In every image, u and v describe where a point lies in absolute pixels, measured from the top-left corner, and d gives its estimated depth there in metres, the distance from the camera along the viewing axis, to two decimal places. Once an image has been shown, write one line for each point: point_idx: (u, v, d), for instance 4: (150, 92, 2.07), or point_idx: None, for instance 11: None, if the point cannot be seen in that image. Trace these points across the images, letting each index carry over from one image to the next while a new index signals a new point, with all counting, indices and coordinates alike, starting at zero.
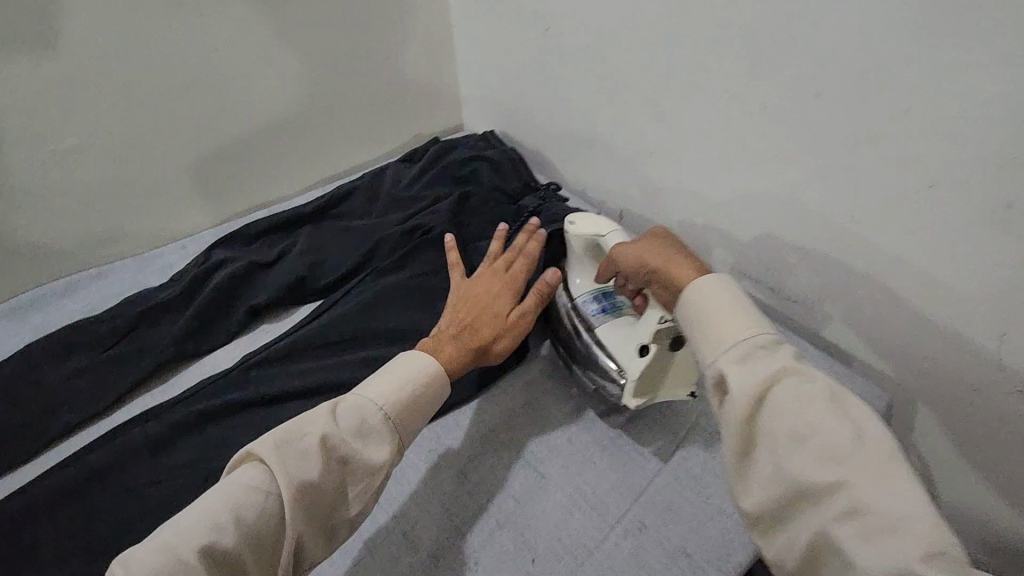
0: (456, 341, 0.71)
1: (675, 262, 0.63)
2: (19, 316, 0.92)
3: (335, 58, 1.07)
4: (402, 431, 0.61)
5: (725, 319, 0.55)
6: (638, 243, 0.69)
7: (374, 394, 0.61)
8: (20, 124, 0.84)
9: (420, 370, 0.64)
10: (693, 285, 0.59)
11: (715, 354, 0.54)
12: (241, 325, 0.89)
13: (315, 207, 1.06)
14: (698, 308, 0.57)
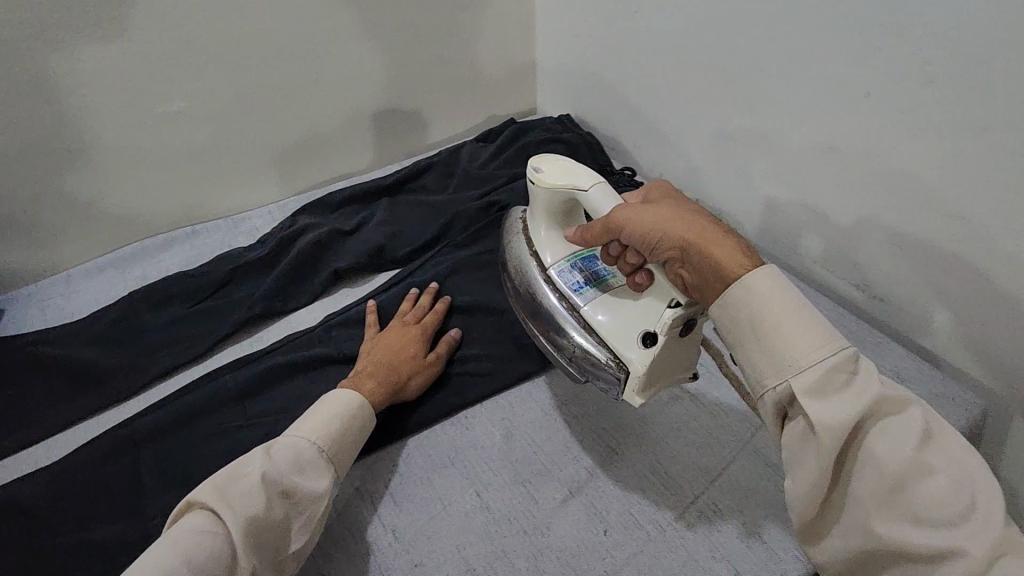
0: (377, 376, 0.72)
1: (715, 241, 0.53)
2: (122, 266, 0.97)
3: (421, 35, 1.10)
4: (336, 463, 0.62)
5: (795, 332, 0.48)
6: (655, 209, 0.58)
7: (307, 429, 0.62)
8: (136, 87, 0.89)
9: (346, 408, 0.65)
10: (757, 277, 0.50)
11: (779, 375, 0.48)
12: (325, 287, 0.93)
13: (395, 180, 1.09)
14: (759, 312, 0.49)
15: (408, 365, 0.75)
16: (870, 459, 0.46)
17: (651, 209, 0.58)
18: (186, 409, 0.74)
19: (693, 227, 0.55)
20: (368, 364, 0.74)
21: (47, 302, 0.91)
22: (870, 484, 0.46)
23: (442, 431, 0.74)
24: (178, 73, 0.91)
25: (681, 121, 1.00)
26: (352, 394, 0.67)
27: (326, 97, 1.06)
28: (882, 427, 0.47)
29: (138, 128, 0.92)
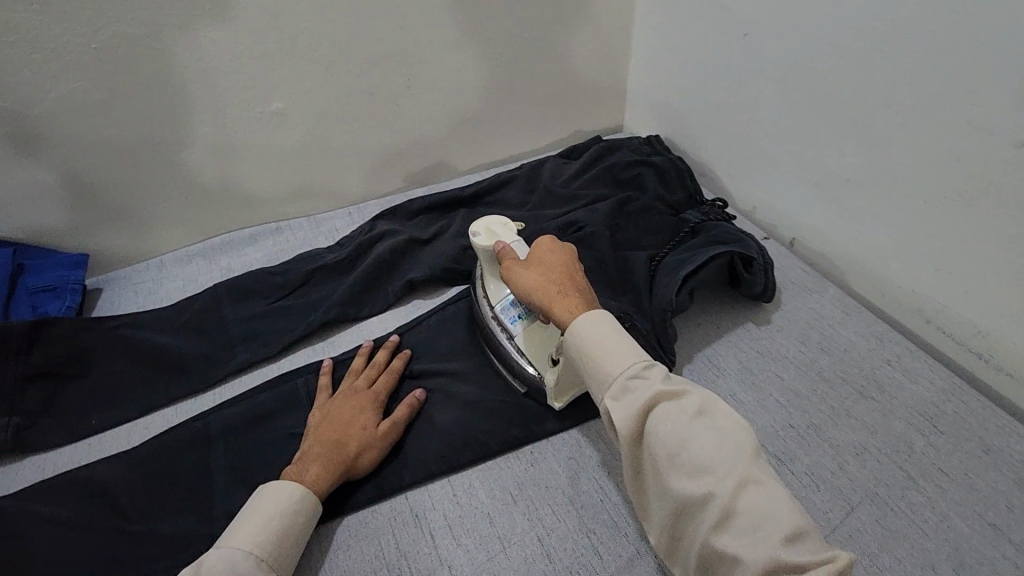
0: (322, 458, 0.66)
1: (558, 304, 0.66)
2: (210, 257, 1.00)
3: (517, 47, 1.09)
4: (279, 568, 0.57)
5: (607, 358, 0.59)
6: (529, 273, 0.71)
7: (238, 542, 0.56)
8: (243, 86, 0.91)
9: (294, 503, 0.60)
10: (574, 325, 0.62)
11: (601, 394, 0.59)
12: (398, 295, 0.92)
13: (474, 191, 1.08)
14: (582, 351, 0.61)
15: (360, 440, 0.68)
16: (659, 440, 0.54)
17: (523, 277, 0.71)
18: (260, 409, 0.76)
19: (548, 292, 0.67)
20: (315, 443, 0.67)
21: (141, 285, 0.96)
22: (658, 456, 0.54)
23: (508, 464, 0.71)
24: (283, 73, 0.93)
25: (785, 153, 0.94)
26: (292, 488, 0.61)
27: (418, 104, 1.06)
28: (662, 410, 0.55)
29: (239, 124, 0.94)
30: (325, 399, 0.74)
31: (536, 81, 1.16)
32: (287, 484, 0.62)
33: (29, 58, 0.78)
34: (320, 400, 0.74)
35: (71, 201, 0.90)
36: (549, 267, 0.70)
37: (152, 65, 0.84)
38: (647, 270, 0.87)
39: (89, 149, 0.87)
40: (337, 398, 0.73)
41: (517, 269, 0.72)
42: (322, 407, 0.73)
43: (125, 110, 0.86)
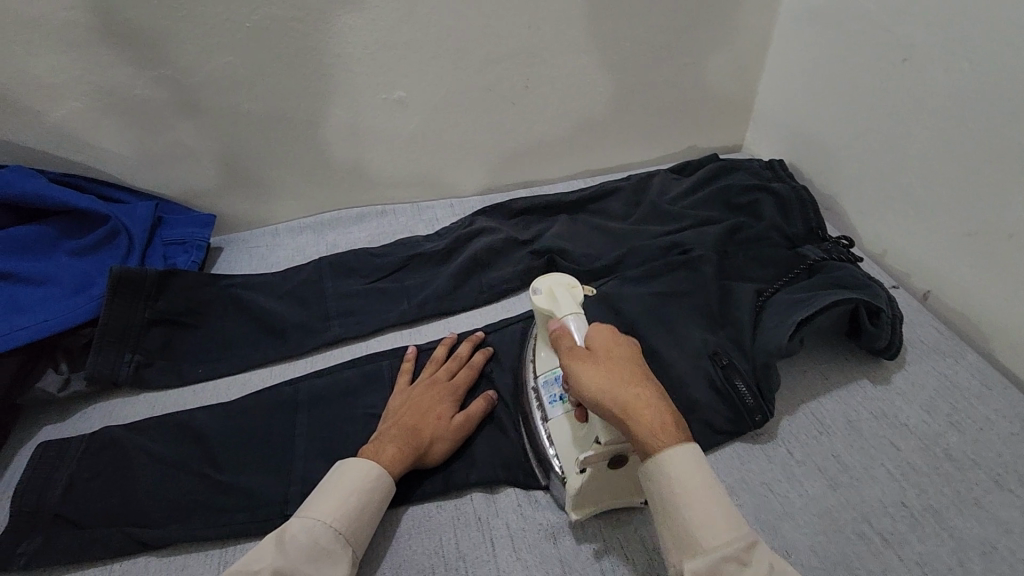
0: (399, 441, 0.66)
1: (641, 435, 0.55)
2: (318, 231, 1.06)
3: (643, 54, 1.06)
4: (356, 543, 0.58)
5: (702, 525, 0.51)
6: (600, 382, 0.58)
7: (319, 512, 0.57)
8: (375, 73, 0.95)
9: (374, 482, 0.61)
10: (666, 471, 0.53)
11: (680, 556, 0.52)
12: (489, 293, 0.93)
13: (577, 197, 1.06)
14: (670, 495, 0.53)
15: (435, 429, 0.68)
16: None
17: (587, 369, 0.59)
18: (345, 384, 0.78)
19: (623, 397, 0.56)
20: (393, 426, 0.68)
21: (256, 250, 1.03)
22: None
23: None
24: (412, 64, 0.95)
25: (935, 197, 0.84)
26: (372, 466, 0.62)
27: (534, 105, 1.06)
28: None
29: (364, 108, 0.98)
30: (407, 387, 0.75)
31: (658, 92, 1.12)
32: (370, 463, 0.62)
33: (193, 31, 0.84)
34: (400, 387, 0.75)
35: (208, 165, 0.97)
36: (618, 365, 0.59)
37: (295, 46, 0.89)
38: (753, 305, 0.81)
39: (229, 119, 0.93)
40: (417, 389, 0.73)
41: (576, 357, 0.61)
42: (403, 394, 0.73)
43: (266, 86, 0.92)
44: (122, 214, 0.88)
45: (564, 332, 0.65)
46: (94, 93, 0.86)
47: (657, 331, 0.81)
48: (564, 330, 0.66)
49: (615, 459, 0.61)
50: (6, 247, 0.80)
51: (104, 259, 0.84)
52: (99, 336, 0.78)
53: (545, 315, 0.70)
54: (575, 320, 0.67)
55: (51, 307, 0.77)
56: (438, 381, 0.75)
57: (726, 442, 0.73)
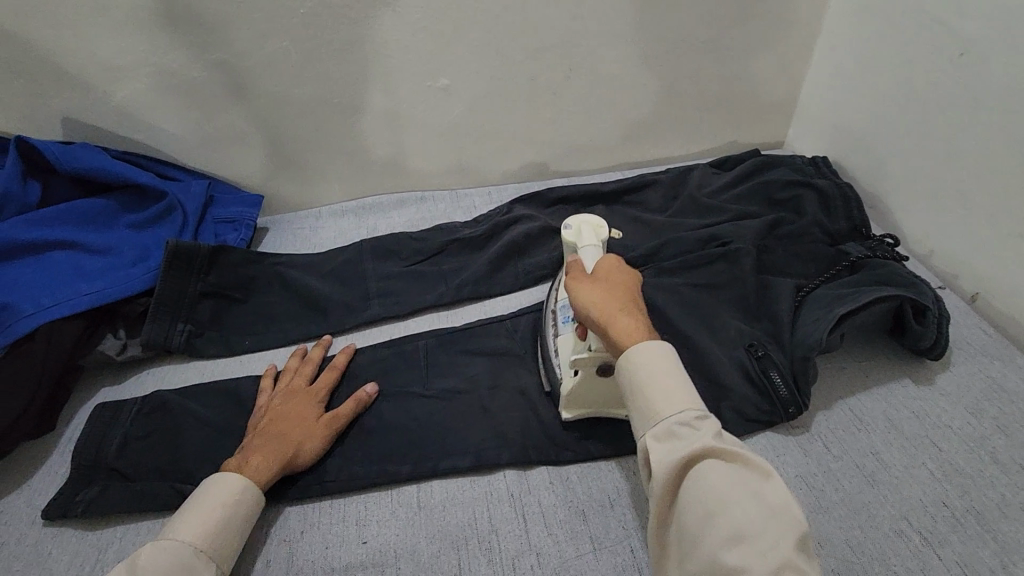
0: (264, 449, 0.66)
1: (618, 331, 0.60)
2: (359, 214, 1.09)
3: (686, 47, 1.05)
4: (220, 559, 0.58)
5: (659, 397, 0.56)
6: (592, 289, 0.64)
7: (176, 534, 0.57)
8: (421, 60, 0.96)
9: (236, 497, 0.61)
10: (632, 355, 0.58)
11: (643, 430, 0.56)
12: (524, 279, 0.94)
13: (615, 188, 1.06)
14: (635, 381, 0.58)
15: (304, 432, 0.68)
16: (696, 485, 0.50)
17: (582, 285, 0.65)
18: (383, 361, 0.80)
19: (607, 306, 0.62)
20: (259, 435, 0.67)
21: (299, 231, 1.06)
22: (694, 518, 0.49)
23: (611, 468, 0.70)
24: (457, 52, 0.97)
25: (990, 196, 0.82)
26: (237, 477, 0.62)
27: (576, 95, 1.06)
28: (709, 467, 0.50)
29: (409, 95, 1.00)
30: (270, 398, 0.74)
31: (702, 85, 1.11)
32: (234, 477, 0.62)
33: (250, 16, 0.87)
34: (266, 398, 0.74)
35: (257, 147, 1.01)
36: (610, 283, 0.65)
37: (346, 32, 0.91)
38: (792, 300, 0.80)
39: (280, 103, 0.96)
40: (281, 397, 0.73)
41: (579, 276, 0.67)
42: (266, 405, 0.72)
43: (316, 70, 0.94)
44: (177, 191, 0.92)
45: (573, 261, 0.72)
46: (155, 75, 0.90)
47: (693, 321, 0.81)
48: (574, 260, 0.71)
49: (604, 367, 0.68)
50: (71, 218, 0.84)
51: (160, 232, 0.88)
52: (154, 306, 0.82)
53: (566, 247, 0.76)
54: (593, 251, 0.72)
55: (112, 276, 0.81)
56: (302, 389, 0.74)
57: (761, 434, 0.73)
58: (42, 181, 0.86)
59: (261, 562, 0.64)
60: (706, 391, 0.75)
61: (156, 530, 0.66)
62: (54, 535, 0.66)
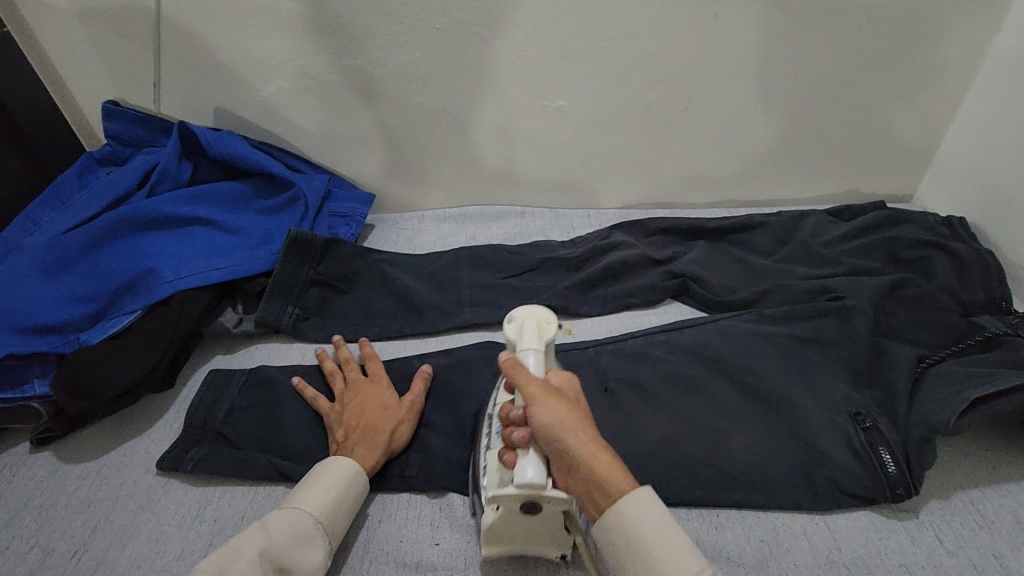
0: (362, 441, 0.69)
1: (603, 470, 0.56)
2: (459, 221, 1.12)
3: (816, 88, 1.01)
4: (333, 534, 0.62)
5: (662, 554, 0.53)
6: (563, 417, 0.58)
7: (301, 501, 0.62)
8: (541, 80, 0.98)
9: (349, 479, 0.65)
10: (626, 509, 0.55)
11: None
12: (615, 305, 0.93)
13: (720, 225, 1.03)
14: (631, 536, 0.54)
15: (389, 418, 0.72)
16: None
17: (556, 409, 0.59)
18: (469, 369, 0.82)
19: (590, 442, 0.57)
20: (350, 432, 0.70)
21: (403, 231, 1.11)
22: None
23: (690, 517, 0.68)
24: (578, 74, 0.98)
25: None
26: (346, 462, 0.66)
27: (692, 127, 1.05)
28: None
29: (525, 114, 1.02)
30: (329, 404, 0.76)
31: (827, 128, 1.06)
32: (346, 463, 0.66)
33: (389, 28, 0.93)
34: (324, 406, 0.76)
35: (376, 149, 1.07)
36: (581, 415, 0.60)
37: (477, 49, 0.95)
38: (911, 370, 0.74)
39: (405, 110, 1.01)
40: (343, 397, 0.75)
41: (544, 394, 0.60)
42: (331, 408, 0.75)
43: (441, 83, 0.99)
44: (303, 182, 0.99)
45: (516, 367, 0.62)
46: (298, 75, 0.97)
47: (793, 378, 0.77)
48: (516, 363, 0.62)
49: (532, 504, 0.60)
50: (212, 198, 0.93)
51: (284, 219, 0.96)
52: (270, 287, 0.88)
53: (509, 344, 0.68)
54: (535, 358, 0.65)
55: (240, 254, 0.88)
56: (359, 381, 0.77)
57: (860, 510, 0.68)
58: (193, 162, 0.96)
59: (340, 546, 0.67)
60: (802, 454, 0.70)
61: (252, 496, 0.71)
62: (163, 484, 0.72)
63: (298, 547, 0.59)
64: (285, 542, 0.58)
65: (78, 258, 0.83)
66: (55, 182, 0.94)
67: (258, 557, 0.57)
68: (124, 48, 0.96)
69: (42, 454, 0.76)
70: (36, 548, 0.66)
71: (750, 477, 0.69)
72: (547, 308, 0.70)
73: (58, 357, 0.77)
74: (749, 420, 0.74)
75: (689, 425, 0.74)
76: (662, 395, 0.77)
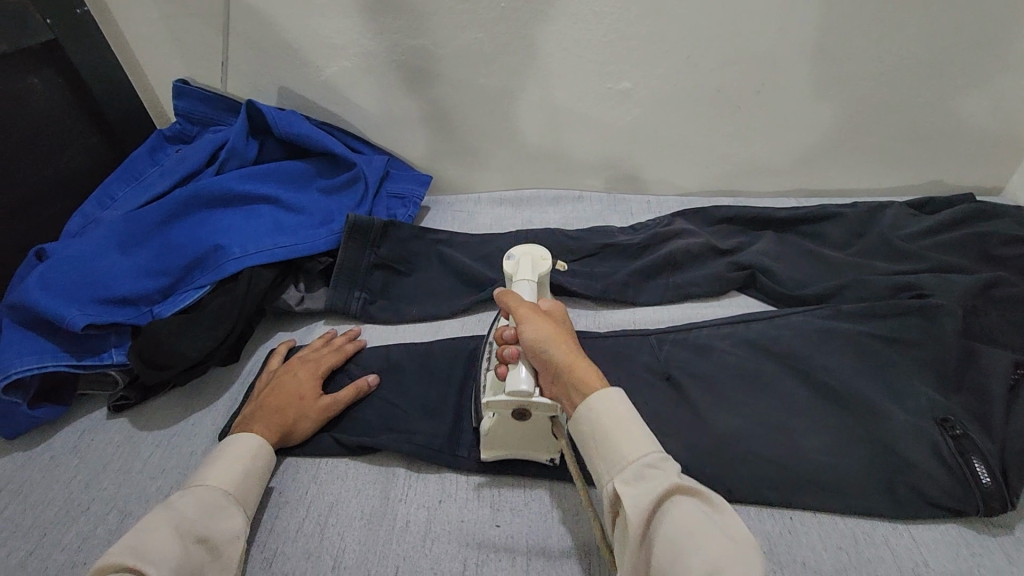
0: (266, 423, 0.71)
1: (578, 370, 0.59)
2: (514, 205, 1.10)
3: (903, 71, 0.94)
4: (246, 504, 0.63)
5: (621, 438, 0.54)
6: (548, 327, 0.63)
7: (207, 478, 0.62)
8: (607, 60, 0.95)
9: (257, 453, 0.66)
10: (594, 401, 0.56)
11: (610, 474, 0.54)
12: (677, 295, 0.90)
13: (791, 215, 0.98)
14: (595, 424, 0.56)
15: (299, 409, 0.73)
16: (669, 529, 0.48)
17: (541, 324, 0.63)
18: None
19: (569, 350, 0.61)
20: (258, 409, 0.73)
21: (458, 213, 1.10)
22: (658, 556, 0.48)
23: (761, 518, 0.65)
24: (646, 55, 0.94)
25: None
26: (249, 438, 0.67)
27: (764, 111, 0.99)
28: (676, 510, 0.49)
29: (588, 96, 0.99)
30: (267, 378, 0.78)
31: (911, 114, 0.99)
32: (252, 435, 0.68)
33: (453, 6, 0.91)
34: (263, 379, 0.79)
35: (434, 130, 1.06)
36: (566, 331, 0.64)
37: (543, 29, 0.92)
38: (1007, 377, 0.69)
39: (466, 91, 1.00)
40: (276, 378, 0.77)
41: (532, 312, 0.66)
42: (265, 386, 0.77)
43: (503, 63, 0.96)
44: (363, 163, 1.00)
45: (510, 294, 0.69)
46: (361, 54, 0.97)
47: (871, 379, 0.73)
48: (511, 291, 0.69)
49: (521, 411, 0.65)
50: (277, 177, 0.94)
51: (345, 199, 0.96)
52: (337, 270, 0.89)
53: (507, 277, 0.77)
54: (529, 287, 0.73)
55: (304, 233, 0.89)
56: (296, 366, 0.78)
57: (947, 522, 0.64)
58: (258, 141, 0.97)
59: (402, 522, 0.67)
60: (882, 460, 0.66)
61: (313, 471, 0.72)
62: None
63: (212, 519, 0.59)
64: (197, 516, 0.58)
65: (152, 232, 0.85)
66: (129, 159, 0.97)
67: (175, 531, 0.56)
68: (194, 26, 0.98)
69: (119, 420, 0.79)
70: (114, 510, 0.69)
71: (827, 481, 0.66)
72: (544, 247, 0.78)
73: (133, 328, 0.80)
74: (825, 421, 0.70)
75: (758, 422, 0.71)
76: (730, 390, 0.74)
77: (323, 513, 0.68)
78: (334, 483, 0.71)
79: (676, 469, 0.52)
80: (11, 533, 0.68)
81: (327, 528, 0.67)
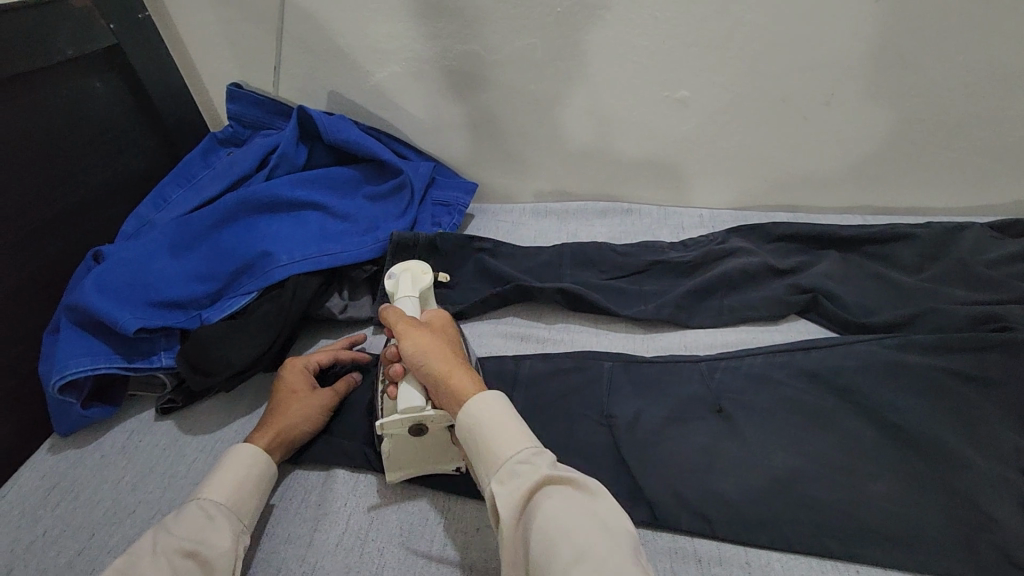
0: (274, 430, 0.70)
1: (457, 374, 0.60)
2: (560, 216, 1.07)
3: (990, 80, 0.87)
4: (242, 513, 0.63)
5: (496, 440, 0.54)
6: (428, 339, 0.64)
7: (199, 490, 0.63)
8: (663, 68, 0.91)
9: (246, 462, 0.65)
10: (471, 408, 0.57)
11: (487, 477, 0.54)
12: (731, 318, 0.85)
13: (856, 234, 0.91)
14: (473, 427, 0.56)
15: (304, 411, 0.73)
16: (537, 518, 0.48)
17: (419, 338, 0.64)
18: (573, 376, 0.78)
19: (449, 359, 0.62)
20: (267, 417, 0.72)
21: (502, 222, 1.08)
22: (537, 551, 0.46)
23: (823, 569, 0.61)
24: (705, 63, 0.90)
25: None
26: (253, 447, 0.67)
27: (831, 122, 0.93)
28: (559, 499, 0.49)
29: (641, 105, 0.95)
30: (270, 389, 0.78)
31: (997, 129, 0.91)
32: (249, 442, 0.68)
33: (506, 12, 0.88)
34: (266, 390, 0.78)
35: (481, 138, 1.04)
36: (448, 343, 0.65)
37: (596, 33, 0.89)
38: None
39: (514, 98, 0.97)
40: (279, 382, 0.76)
41: (410, 328, 0.66)
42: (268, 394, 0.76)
43: (555, 70, 0.93)
44: (409, 168, 0.98)
45: (390, 316, 0.69)
46: (412, 60, 0.96)
47: (948, 422, 0.67)
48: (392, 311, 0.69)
49: (418, 427, 0.65)
50: (325, 182, 0.94)
51: (391, 206, 0.95)
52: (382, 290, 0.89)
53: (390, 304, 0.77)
54: (411, 303, 0.73)
55: (349, 240, 0.88)
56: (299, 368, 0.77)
57: None
58: (308, 146, 0.98)
59: (442, 540, 0.65)
60: (960, 513, 0.61)
61: (353, 484, 0.72)
62: None
63: (203, 532, 0.58)
64: (183, 532, 0.58)
65: (202, 236, 0.86)
66: (183, 162, 0.99)
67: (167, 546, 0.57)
68: (251, 32, 0.99)
69: (164, 423, 0.80)
70: (157, 514, 0.70)
71: (895, 532, 0.61)
72: (422, 262, 0.79)
73: (182, 332, 0.81)
74: (895, 466, 0.65)
75: (821, 462, 0.66)
76: (787, 425, 0.69)
77: (363, 526, 0.67)
78: (373, 497, 0.70)
79: (552, 461, 0.53)
80: (60, 532, 0.69)
81: (366, 542, 0.66)
